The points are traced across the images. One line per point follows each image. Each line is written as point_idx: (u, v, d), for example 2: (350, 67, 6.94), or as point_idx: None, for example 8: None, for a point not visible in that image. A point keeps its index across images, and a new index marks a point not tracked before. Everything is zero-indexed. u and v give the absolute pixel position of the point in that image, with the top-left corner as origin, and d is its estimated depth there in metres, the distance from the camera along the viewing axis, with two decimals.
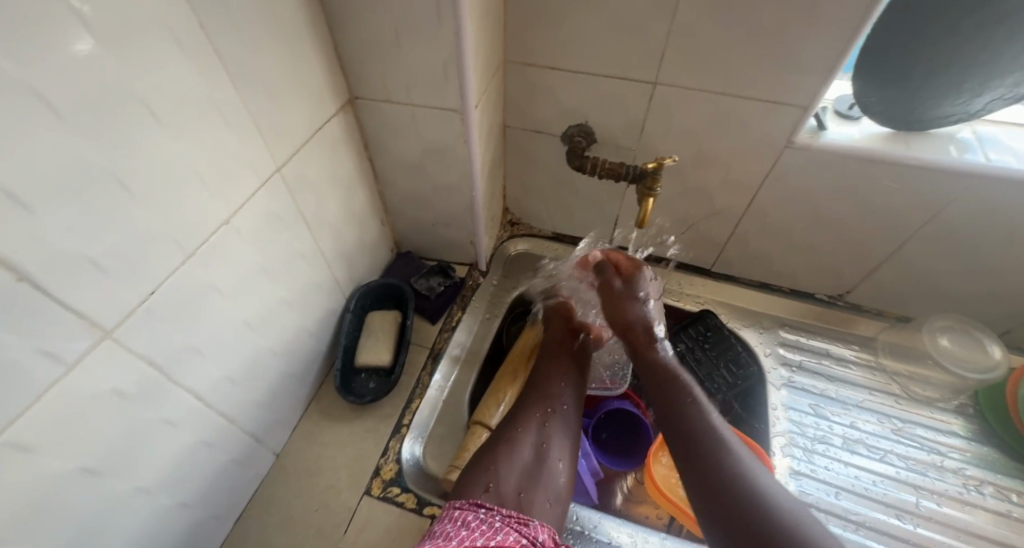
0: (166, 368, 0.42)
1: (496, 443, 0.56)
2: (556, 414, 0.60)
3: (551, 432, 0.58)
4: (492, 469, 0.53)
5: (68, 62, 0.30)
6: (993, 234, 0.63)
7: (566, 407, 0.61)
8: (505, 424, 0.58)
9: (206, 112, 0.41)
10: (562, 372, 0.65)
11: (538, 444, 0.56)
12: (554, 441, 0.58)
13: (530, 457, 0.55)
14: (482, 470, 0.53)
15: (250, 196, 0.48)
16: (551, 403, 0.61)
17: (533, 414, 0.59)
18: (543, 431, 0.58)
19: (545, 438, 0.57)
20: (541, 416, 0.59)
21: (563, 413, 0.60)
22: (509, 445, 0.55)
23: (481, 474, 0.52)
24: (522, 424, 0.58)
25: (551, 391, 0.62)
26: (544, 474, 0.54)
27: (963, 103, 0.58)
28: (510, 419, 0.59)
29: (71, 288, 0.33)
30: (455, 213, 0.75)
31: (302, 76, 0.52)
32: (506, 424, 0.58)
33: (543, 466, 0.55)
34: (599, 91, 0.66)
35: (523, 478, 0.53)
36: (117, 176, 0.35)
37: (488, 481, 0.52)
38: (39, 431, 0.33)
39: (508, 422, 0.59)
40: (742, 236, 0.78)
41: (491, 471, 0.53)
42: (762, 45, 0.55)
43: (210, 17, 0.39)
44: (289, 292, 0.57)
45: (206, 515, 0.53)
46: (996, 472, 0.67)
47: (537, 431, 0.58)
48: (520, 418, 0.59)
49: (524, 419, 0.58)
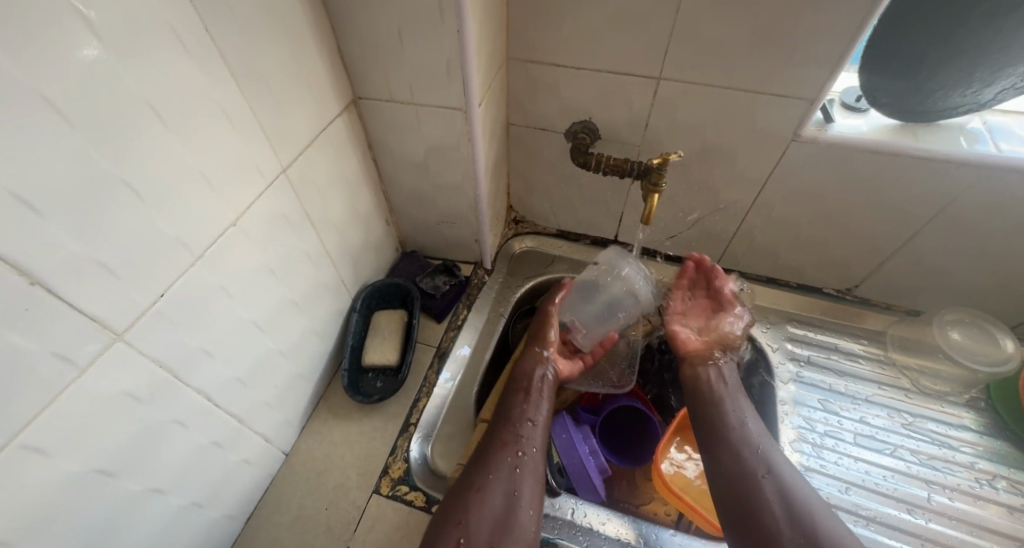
0: (177, 370, 0.43)
1: (467, 491, 0.55)
2: (527, 458, 0.59)
3: (521, 478, 0.57)
4: (462, 522, 0.52)
5: (77, 68, 0.30)
6: (1003, 226, 0.63)
7: (533, 451, 0.60)
8: (476, 468, 0.57)
9: (213, 117, 0.41)
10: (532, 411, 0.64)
11: (509, 491, 0.55)
12: (525, 487, 0.56)
13: (501, 506, 0.54)
14: (453, 524, 0.52)
15: (257, 197, 0.48)
16: (521, 445, 0.60)
17: (502, 459, 0.58)
18: (514, 477, 0.57)
19: (516, 487, 0.56)
20: (512, 461, 0.58)
21: (533, 457, 0.59)
22: (479, 497, 0.54)
23: (451, 528, 0.52)
24: (494, 470, 0.57)
25: (518, 434, 0.61)
26: (513, 525, 0.53)
27: (973, 93, 0.57)
28: (482, 464, 0.58)
29: (82, 291, 0.34)
30: (460, 211, 0.75)
31: (307, 78, 0.52)
32: (476, 469, 0.57)
33: (514, 517, 0.54)
34: (604, 87, 0.66)
35: (495, 529, 0.52)
36: (126, 181, 0.35)
37: (459, 536, 0.51)
38: (53, 433, 0.34)
39: (478, 466, 0.57)
40: (749, 231, 0.78)
41: (461, 525, 0.52)
42: (768, 38, 0.55)
43: (215, 21, 0.39)
44: (296, 292, 0.58)
45: (219, 515, 0.54)
46: (1008, 465, 0.67)
47: (507, 478, 0.56)
48: (491, 463, 0.57)
49: (495, 464, 0.57)
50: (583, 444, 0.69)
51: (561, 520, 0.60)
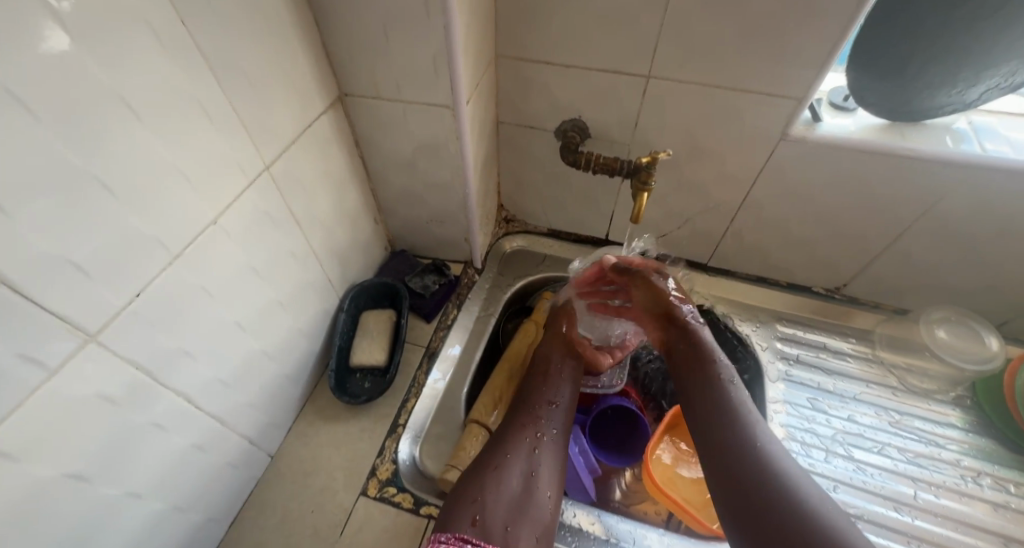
0: (155, 371, 0.42)
1: (485, 470, 0.54)
2: (547, 440, 0.58)
3: (540, 460, 0.56)
4: (480, 499, 0.51)
5: (45, 61, 0.29)
6: (988, 225, 0.63)
7: (555, 433, 0.59)
8: (496, 448, 0.56)
9: (192, 113, 0.40)
10: (553, 392, 0.63)
11: (527, 472, 0.55)
12: (543, 471, 0.56)
13: (518, 488, 0.53)
14: (469, 502, 0.51)
15: (239, 195, 0.47)
16: (541, 428, 0.59)
17: (522, 441, 0.57)
18: (533, 460, 0.56)
19: (534, 469, 0.55)
20: (530, 443, 0.57)
21: (553, 440, 0.59)
22: (497, 476, 0.53)
23: (467, 505, 0.51)
24: (513, 451, 0.56)
25: (539, 415, 0.60)
26: (530, 507, 0.53)
27: (958, 93, 0.57)
28: (500, 444, 0.57)
29: (52, 291, 0.33)
30: (449, 210, 0.74)
31: (290, 75, 0.51)
32: (494, 449, 0.56)
33: (531, 499, 0.53)
34: (593, 85, 0.66)
35: (512, 509, 0.52)
36: (99, 178, 0.34)
37: (475, 513, 0.50)
38: (23, 438, 0.33)
39: (497, 446, 0.57)
40: (738, 230, 0.78)
41: (478, 503, 0.51)
42: (755, 37, 0.55)
43: (193, 15, 0.38)
44: (280, 292, 0.57)
45: (202, 519, 0.53)
46: (994, 463, 0.67)
47: (526, 460, 0.56)
48: (510, 444, 0.57)
49: (514, 445, 0.57)
50: (573, 445, 0.68)
51: None
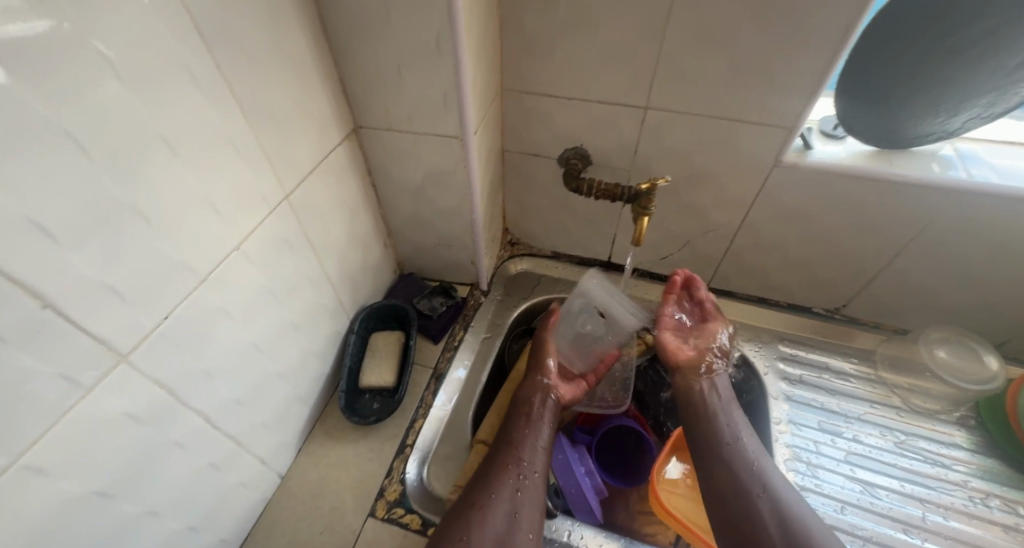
0: (178, 392, 0.43)
1: (468, 509, 0.54)
2: (528, 481, 0.58)
3: (522, 501, 0.56)
4: (465, 537, 0.51)
5: (96, 102, 0.33)
6: (980, 247, 0.65)
7: (536, 475, 0.59)
8: (478, 487, 0.56)
9: (222, 148, 0.43)
10: (532, 434, 0.63)
11: (510, 512, 0.55)
12: (525, 510, 0.56)
13: (502, 526, 0.53)
14: (455, 539, 0.51)
15: (259, 223, 0.50)
16: (522, 469, 0.59)
17: (505, 481, 0.57)
18: (515, 500, 0.56)
19: (517, 509, 0.55)
20: (513, 483, 0.57)
21: (534, 482, 0.59)
22: (481, 515, 0.54)
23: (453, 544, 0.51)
24: (497, 491, 0.56)
25: (522, 455, 0.61)
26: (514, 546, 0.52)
27: (942, 122, 0.60)
28: (483, 484, 0.57)
29: (91, 315, 0.35)
30: (456, 234, 0.77)
31: (309, 110, 0.54)
32: (480, 488, 0.56)
33: (515, 538, 0.53)
34: (594, 116, 0.69)
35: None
36: (139, 209, 0.37)
37: None
38: (53, 454, 0.34)
39: (482, 485, 0.57)
40: (738, 252, 0.80)
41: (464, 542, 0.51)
42: (747, 70, 0.58)
43: (224, 56, 0.41)
44: (295, 315, 0.59)
45: (214, 540, 0.53)
46: (1001, 484, 0.67)
47: (509, 499, 0.56)
48: (495, 483, 0.57)
49: (498, 485, 0.57)
50: (580, 465, 0.68)
51: (558, 542, 0.61)
